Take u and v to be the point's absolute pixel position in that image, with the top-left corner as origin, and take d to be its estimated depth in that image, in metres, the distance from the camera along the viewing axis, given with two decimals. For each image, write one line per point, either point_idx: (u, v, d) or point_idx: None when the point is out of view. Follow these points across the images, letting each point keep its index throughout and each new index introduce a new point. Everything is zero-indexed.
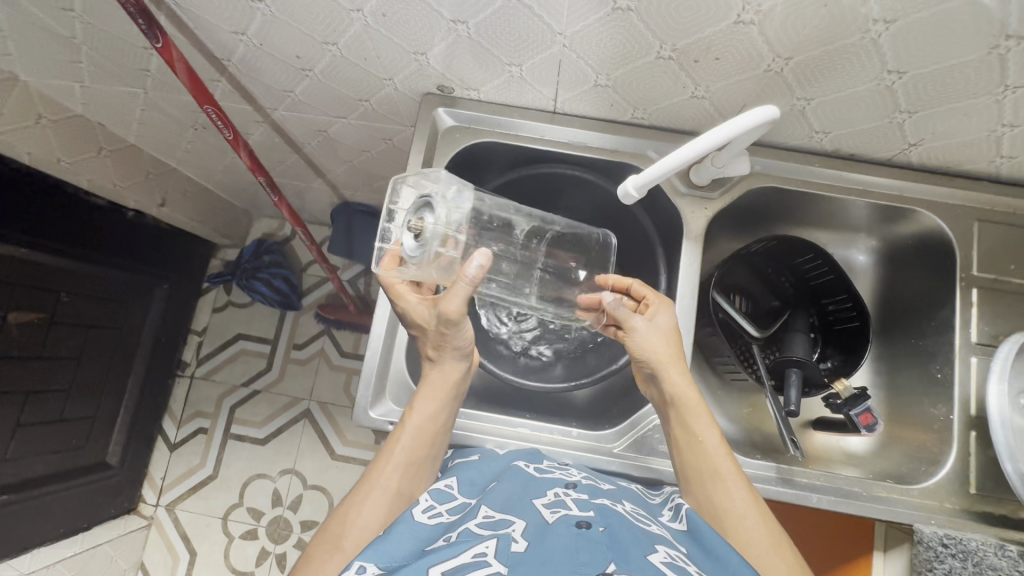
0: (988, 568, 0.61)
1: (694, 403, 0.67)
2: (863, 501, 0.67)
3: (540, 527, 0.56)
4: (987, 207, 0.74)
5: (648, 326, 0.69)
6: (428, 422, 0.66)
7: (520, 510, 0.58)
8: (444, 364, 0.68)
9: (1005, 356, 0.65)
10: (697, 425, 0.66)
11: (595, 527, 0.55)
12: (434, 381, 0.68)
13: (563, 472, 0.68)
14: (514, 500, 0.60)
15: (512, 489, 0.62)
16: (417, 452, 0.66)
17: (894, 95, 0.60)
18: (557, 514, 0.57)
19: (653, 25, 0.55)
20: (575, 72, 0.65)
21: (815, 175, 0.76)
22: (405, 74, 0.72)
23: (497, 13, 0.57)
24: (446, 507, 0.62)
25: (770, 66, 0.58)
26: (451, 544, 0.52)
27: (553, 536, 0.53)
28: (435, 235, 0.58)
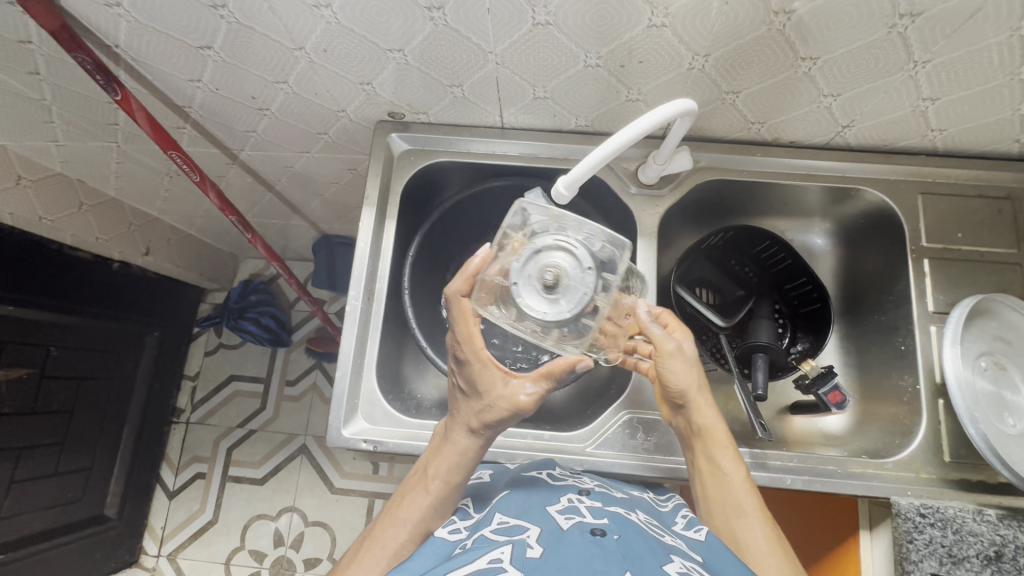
0: (968, 533, 0.62)
1: (722, 437, 0.65)
2: (838, 479, 0.68)
3: (553, 530, 0.55)
4: (928, 180, 0.77)
5: (675, 360, 0.66)
6: (446, 489, 0.63)
7: (535, 517, 0.58)
8: (475, 434, 0.64)
9: (958, 320, 0.66)
10: (725, 461, 0.64)
11: (609, 535, 0.54)
12: (457, 450, 0.64)
13: (577, 480, 0.67)
14: (528, 507, 0.60)
15: (527, 497, 0.62)
16: (428, 516, 0.63)
17: (814, 80, 0.63)
18: (573, 521, 0.56)
19: (574, 36, 0.59)
20: (512, 88, 0.69)
21: (759, 165, 0.79)
22: (356, 104, 0.75)
23: (431, 40, 0.61)
24: (466, 524, 0.62)
25: (692, 64, 0.62)
26: (468, 551, 0.52)
27: (564, 544, 0.52)
28: (572, 291, 0.66)
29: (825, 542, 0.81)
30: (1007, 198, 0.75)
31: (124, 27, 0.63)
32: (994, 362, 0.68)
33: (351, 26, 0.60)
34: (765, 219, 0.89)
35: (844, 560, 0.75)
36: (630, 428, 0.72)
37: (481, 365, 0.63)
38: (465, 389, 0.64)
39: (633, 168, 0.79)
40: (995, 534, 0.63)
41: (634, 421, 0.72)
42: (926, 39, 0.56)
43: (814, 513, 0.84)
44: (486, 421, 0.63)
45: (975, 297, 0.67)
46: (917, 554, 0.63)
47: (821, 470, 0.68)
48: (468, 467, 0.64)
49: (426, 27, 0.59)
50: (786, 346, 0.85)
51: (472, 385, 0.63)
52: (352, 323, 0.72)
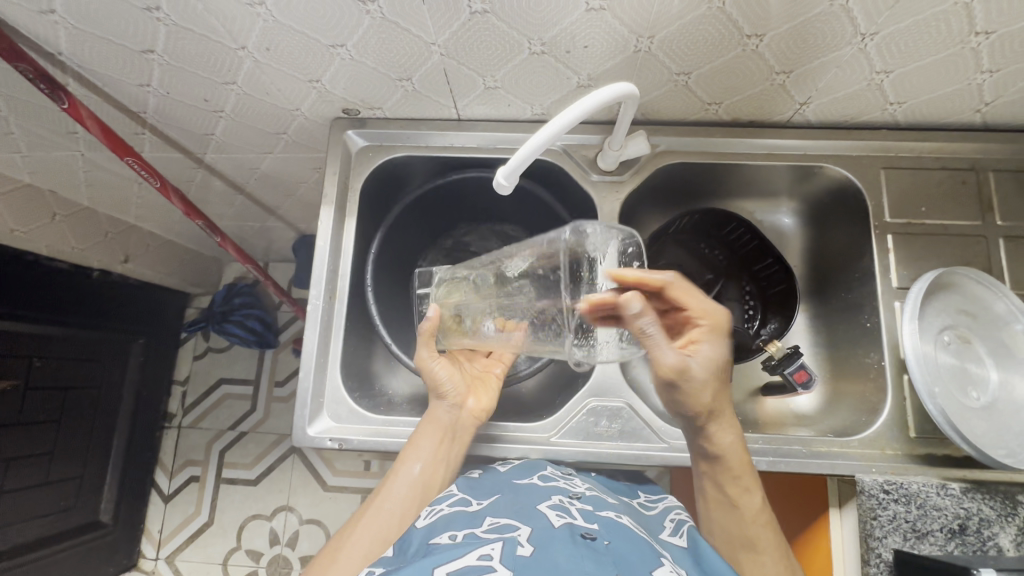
0: (931, 508, 0.62)
1: (740, 465, 0.64)
2: (804, 458, 0.68)
3: (545, 529, 0.54)
4: (890, 154, 0.76)
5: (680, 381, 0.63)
6: (435, 458, 0.68)
7: (528, 518, 0.56)
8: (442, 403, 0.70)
9: (918, 295, 0.66)
10: (736, 489, 0.64)
11: (600, 540, 0.53)
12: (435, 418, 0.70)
13: (567, 484, 0.66)
14: (520, 510, 0.58)
15: (514, 499, 0.61)
16: (422, 480, 0.67)
17: (763, 58, 0.62)
18: (565, 521, 0.55)
19: (514, 23, 0.58)
20: (462, 79, 0.68)
21: (720, 146, 0.78)
22: (310, 102, 0.75)
23: (371, 33, 0.60)
24: (446, 505, 0.62)
25: (638, 46, 0.61)
26: (456, 546, 0.51)
27: (555, 546, 0.51)
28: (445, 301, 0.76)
29: (798, 522, 0.81)
30: (971, 169, 0.75)
31: (64, 34, 0.62)
32: (957, 335, 0.68)
33: (288, 22, 0.59)
34: (732, 201, 0.88)
35: (817, 539, 0.74)
36: (594, 415, 0.71)
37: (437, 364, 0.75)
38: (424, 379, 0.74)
39: (593, 155, 0.78)
40: (959, 508, 0.63)
41: (593, 407, 0.71)
42: (871, 10, 0.55)
43: (788, 496, 0.84)
44: (436, 388, 0.71)
45: (936, 272, 0.67)
46: (882, 531, 0.63)
47: (787, 450, 0.68)
48: (437, 429, 0.69)
49: (364, 21, 0.58)
50: (756, 327, 0.85)
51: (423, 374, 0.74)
52: (314, 322, 0.72)
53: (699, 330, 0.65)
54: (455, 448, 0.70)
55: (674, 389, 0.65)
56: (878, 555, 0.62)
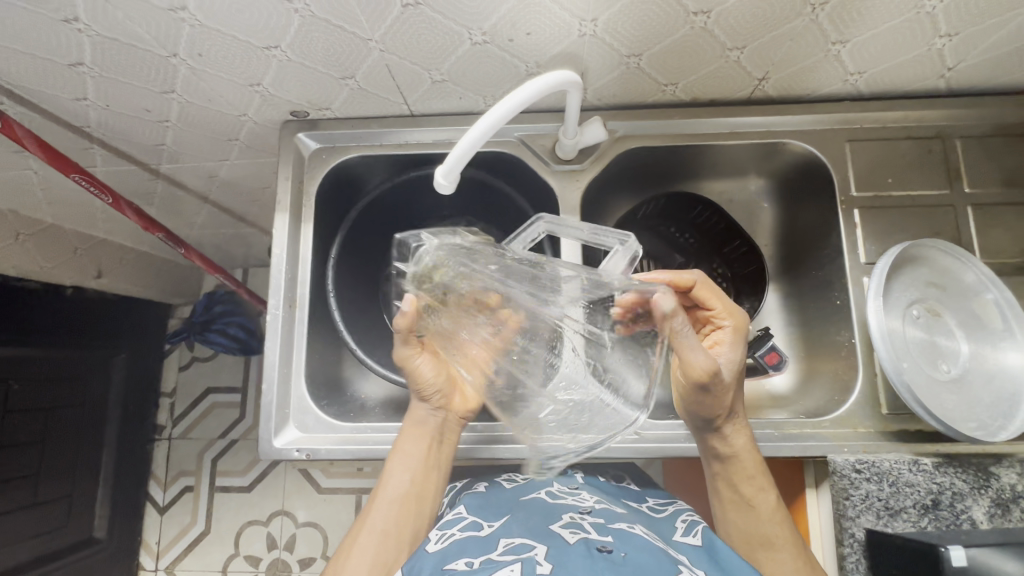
0: (904, 485, 0.62)
1: (750, 465, 0.65)
2: (776, 441, 0.67)
3: (561, 548, 0.54)
4: (855, 126, 0.74)
5: (709, 391, 0.61)
6: (424, 464, 0.68)
7: (542, 536, 0.57)
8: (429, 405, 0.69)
9: (883, 272, 0.64)
10: (751, 490, 0.65)
11: (616, 550, 0.53)
12: (418, 422, 0.69)
13: (576, 500, 0.67)
14: (532, 528, 0.59)
15: (527, 520, 0.61)
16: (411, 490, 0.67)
17: (713, 35, 0.60)
18: (578, 537, 0.55)
19: (449, 14, 0.56)
20: (407, 74, 0.66)
21: (681, 127, 0.76)
22: (255, 107, 0.72)
23: (304, 33, 0.58)
24: (458, 527, 0.62)
25: (581, 30, 0.59)
26: (474, 571, 0.50)
27: (574, 561, 0.50)
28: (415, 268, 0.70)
29: None
30: (937, 136, 0.73)
31: None
32: (926, 309, 0.67)
33: (215, 27, 0.57)
34: (699, 183, 0.86)
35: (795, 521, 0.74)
36: None
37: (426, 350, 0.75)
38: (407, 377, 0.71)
39: (550, 144, 0.76)
40: (931, 483, 0.62)
41: None
42: None
43: None
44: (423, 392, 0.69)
45: (900, 246, 0.65)
46: (856, 511, 0.62)
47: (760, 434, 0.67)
48: (418, 436, 0.68)
49: (294, 21, 0.56)
50: None
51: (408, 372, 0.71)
52: (273, 332, 0.71)
53: (723, 331, 0.66)
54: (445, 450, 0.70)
55: (705, 395, 0.62)
56: (851, 535, 0.62)
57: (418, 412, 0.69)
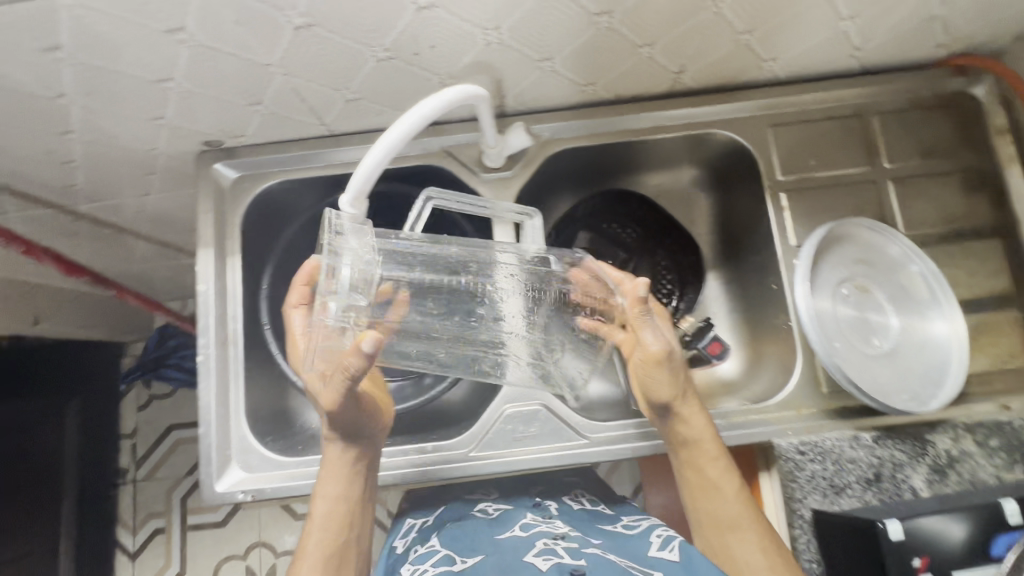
0: (846, 461, 0.63)
1: (709, 447, 0.63)
2: (724, 431, 0.66)
3: None
4: (776, 111, 0.74)
5: (668, 365, 0.64)
6: (350, 504, 0.63)
7: (515, 568, 0.55)
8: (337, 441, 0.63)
9: (809, 255, 0.64)
10: (716, 472, 0.62)
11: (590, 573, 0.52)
12: (331, 461, 0.63)
13: (549, 527, 0.66)
14: (506, 560, 0.57)
15: (499, 555, 0.58)
16: (345, 519, 0.63)
17: (621, 33, 0.60)
18: (551, 564, 0.54)
19: (346, 33, 0.54)
20: (317, 95, 0.63)
21: (607, 124, 0.75)
22: (165, 140, 0.69)
23: (197, 62, 0.55)
24: (431, 562, 0.60)
25: (487, 39, 0.57)
26: None
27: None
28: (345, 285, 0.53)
29: None
30: (856, 115, 0.74)
31: None
32: (855, 286, 0.68)
33: (100, 63, 0.54)
34: (636, 179, 0.86)
35: None
36: (511, 422, 0.68)
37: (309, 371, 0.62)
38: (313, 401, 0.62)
39: (478, 153, 0.74)
40: (872, 457, 0.64)
41: (508, 414, 0.69)
42: None
43: None
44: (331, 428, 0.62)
45: (824, 227, 0.65)
46: (804, 492, 0.63)
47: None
48: (340, 475, 0.63)
49: (183, 51, 0.53)
50: (675, 300, 0.83)
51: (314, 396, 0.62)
52: (205, 373, 0.68)
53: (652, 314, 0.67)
54: (365, 488, 0.65)
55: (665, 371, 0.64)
56: (800, 516, 0.63)
57: (329, 451, 0.63)
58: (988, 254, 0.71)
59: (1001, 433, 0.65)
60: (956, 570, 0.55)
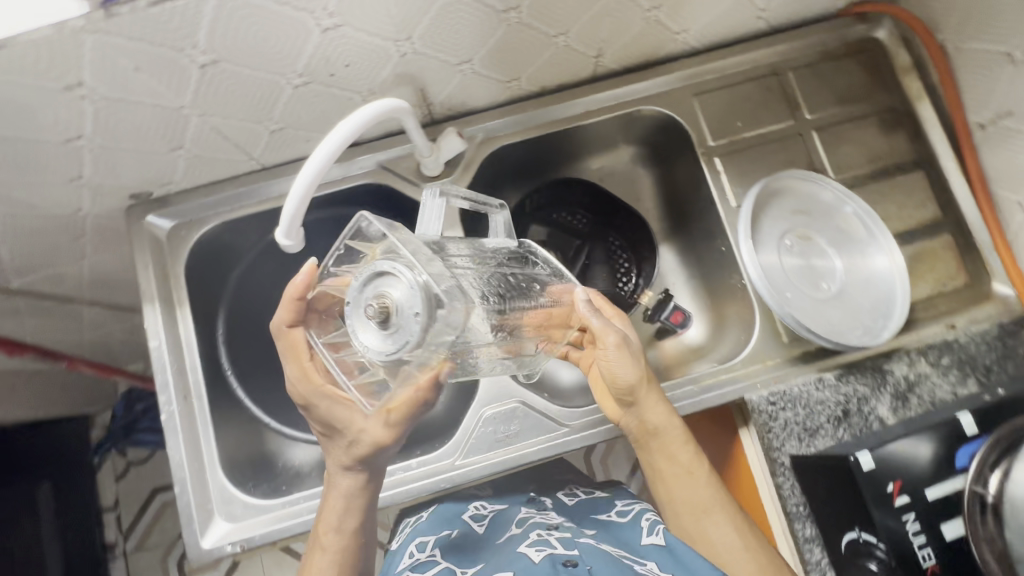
0: (814, 402, 0.66)
1: (679, 434, 0.64)
2: (698, 395, 0.67)
3: (527, 571, 0.55)
4: (697, 80, 0.76)
5: (624, 350, 0.61)
6: (356, 533, 0.60)
7: (508, 564, 0.58)
8: (350, 471, 0.58)
9: (747, 213, 0.67)
10: (686, 457, 0.63)
11: (580, 565, 0.55)
12: (341, 493, 0.59)
13: (543, 521, 0.67)
14: (502, 559, 0.59)
15: (495, 556, 0.61)
16: (354, 538, 0.60)
17: (532, 25, 0.60)
18: (545, 555, 0.56)
19: (255, 64, 0.53)
20: (239, 130, 0.62)
21: (538, 116, 0.75)
22: (88, 201, 0.66)
23: (104, 115, 0.53)
24: (432, 574, 0.60)
25: (401, 50, 0.57)
26: None
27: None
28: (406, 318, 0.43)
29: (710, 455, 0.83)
30: (773, 73, 0.77)
31: None
32: (796, 236, 0.71)
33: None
34: (577, 166, 0.86)
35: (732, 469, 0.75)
36: (492, 424, 0.69)
37: (333, 401, 0.54)
38: (326, 431, 0.56)
39: (415, 164, 0.74)
40: (839, 395, 0.66)
41: (488, 415, 0.69)
42: None
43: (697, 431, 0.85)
44: (354, 458, 0.56)
45: (759, 184, 0.68)
46: (781, 440, 0.65)
47: (683, 393, 0.67)
48: (356, 507, 0.59)
49: (87, 106, 0.51)
50: (632, 279, 0.83)
51: (328, 426, 0.55)
52: (171, 432, 0.66)
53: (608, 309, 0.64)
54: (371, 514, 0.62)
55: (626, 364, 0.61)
56: (781, 464, 0.65)
57: (340, 485, 0.58)
58: (913, 186, 0.74)
59: (953, 351, 0.68)
60: (928, 488, 0.57)
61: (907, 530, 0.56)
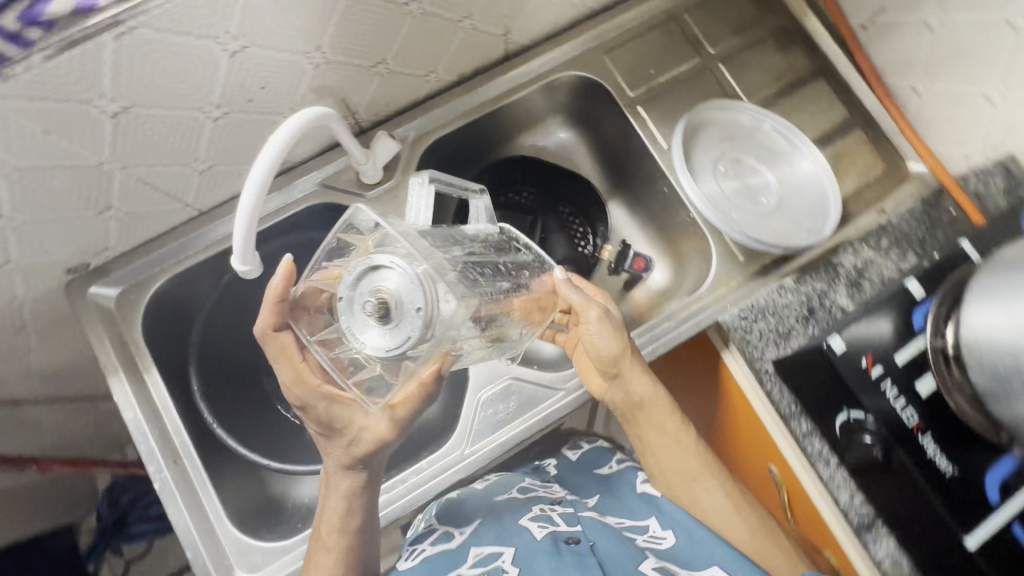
0: (781, 307, 0.69)
1: (664, 404, 0.68)
2: (675, 327, 0.71)
3: (530, 547, 0.61)
4: (604, 39, 0.80)
5: (605, 322, 0.63)
6: (357, 533, 0.60)
7: (511, 537, 0.63)
8: (347, 473, 0.59)
9: (677, 149, 0.72)
10: (673, 426, 0.68)
11: (584, 542, 0.61)
12: (340, 494, 0.59)
13: (547, 492, 0.74)
14: (503, 529, 0.65)
15: (497, 523, 0.67)
16: (358, 531, 0.60)
17: (436, 14, 0.62)
18: (546, 531, 0.63)
19: (169, 103, 0.52)
20: (167, 177, 0.61)
21: (463, 104, 0.77)
22: (22, 285, 0.63)
23: (21, 187, 0.51)
24: (427, 542, 0.67)
25: (313, 62, 0.58)
26: None
27: (541, 559, 0.59)
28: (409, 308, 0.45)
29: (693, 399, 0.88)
30: (671, 18, 0.81)
31: None
32: (728, 161, 0.75)
33: None
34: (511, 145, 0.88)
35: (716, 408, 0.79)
36: (490, 405, 0.69)
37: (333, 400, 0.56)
38: (324, 431, 0.58)
39: (354, 175, 0.74)
40: (801, 295, 0.70)
41: (484, 399, 0.70)
42: None
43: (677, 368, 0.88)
44: (355, 456, 0.58)
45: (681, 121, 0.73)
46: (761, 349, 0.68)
47: (659, 331, 0.71)
48: (358, 505, 0.59)
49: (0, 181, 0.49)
50: (591, 240, 0.85)
51: (328, 425, 0.57)
52: (168, 496, 0.64)
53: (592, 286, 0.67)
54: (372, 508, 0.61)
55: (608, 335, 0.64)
56: (765, 371, 0.67)
57: (337, 485, 0.59)
58: (817, 95, 0.80)
59: (891, 232, 0.72)
60: (895, 355, 0.62)
61: (886, 395, 0.61)
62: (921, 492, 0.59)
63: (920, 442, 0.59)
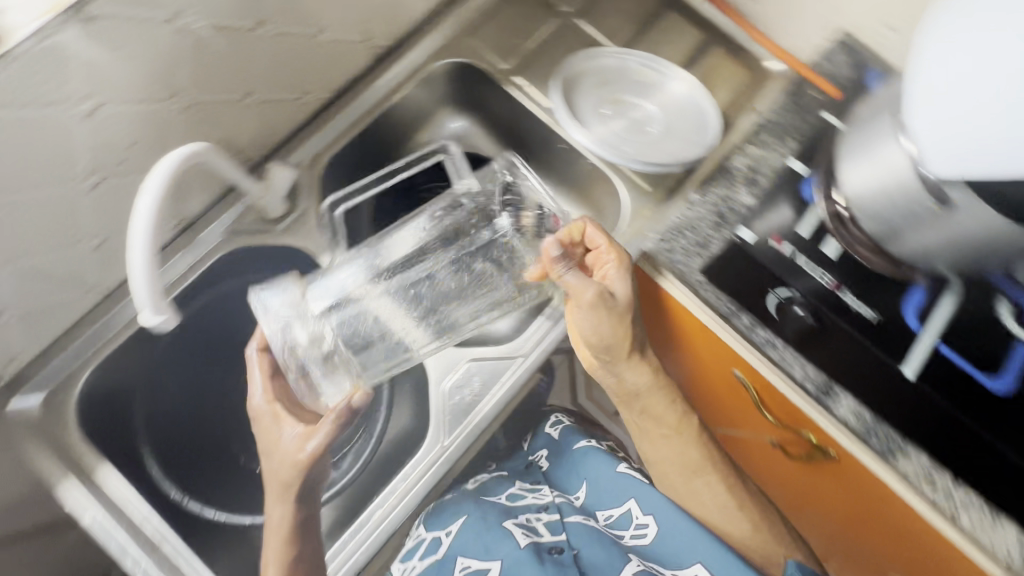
0: (693, 224, 0.71)
1: (662, 396, 0.74)
2: None
3: (514, 557, 0.70)
4: (463, 22, 0.82)
5: (597, 307, 0.65)
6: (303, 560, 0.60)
7: (497, 546, 0.72)
8: (279, 502, 0.61)
9: (560, 108, 0.75)
10: (672, 416, 0.74)
11: (567, 552, 0.71)
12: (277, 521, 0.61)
13: (536, 497, 0.80)
14: (486, 535, 0.73)
15: (480, 528, 0.73)
16: (302, 550, 0.60)
17: (288, 33, 0.62)
18: (527, 540, 0.72)
19: (34, 182, 0.50)
20: (58, 261, 0.58)
21: (346, 116, 0.77)
22: None
23: None
24: (415, 559, 0.74)
25: (175, 106, 0.57)
26: None
27: (526, 569, 0.69)
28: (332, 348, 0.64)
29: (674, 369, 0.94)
30: None
31: None
32: (608, 105, 0.79)
33: None
34: (409, 147, 0.88)
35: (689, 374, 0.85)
36: (458, 391, 0.70)
37: (272, 422, 0.63)
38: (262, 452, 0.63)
39: (258, 212, 0.73)
40: (710, 204, 0.71)
41: (449, 388, 0.71)
42: None
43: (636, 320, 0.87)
44: (284, 482, 0.61)
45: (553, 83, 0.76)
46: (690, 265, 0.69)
47: None
48: (298, 529, 0.61)
49: None
50: None
51: (265, 447, 0.63)
52: None
53: (607, 263, 0.68)
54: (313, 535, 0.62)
55: (602, 315, 0.66)
56: (699, 282, 0.68)
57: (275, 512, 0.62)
58: (671, 24, 0.86)
59: (774, 129, 0.74)
60: (799, 228, 0.67)
61: (801, 265, 0.66)
62: (857, 343, 0.64)
63: (842, 299, 0.65)
